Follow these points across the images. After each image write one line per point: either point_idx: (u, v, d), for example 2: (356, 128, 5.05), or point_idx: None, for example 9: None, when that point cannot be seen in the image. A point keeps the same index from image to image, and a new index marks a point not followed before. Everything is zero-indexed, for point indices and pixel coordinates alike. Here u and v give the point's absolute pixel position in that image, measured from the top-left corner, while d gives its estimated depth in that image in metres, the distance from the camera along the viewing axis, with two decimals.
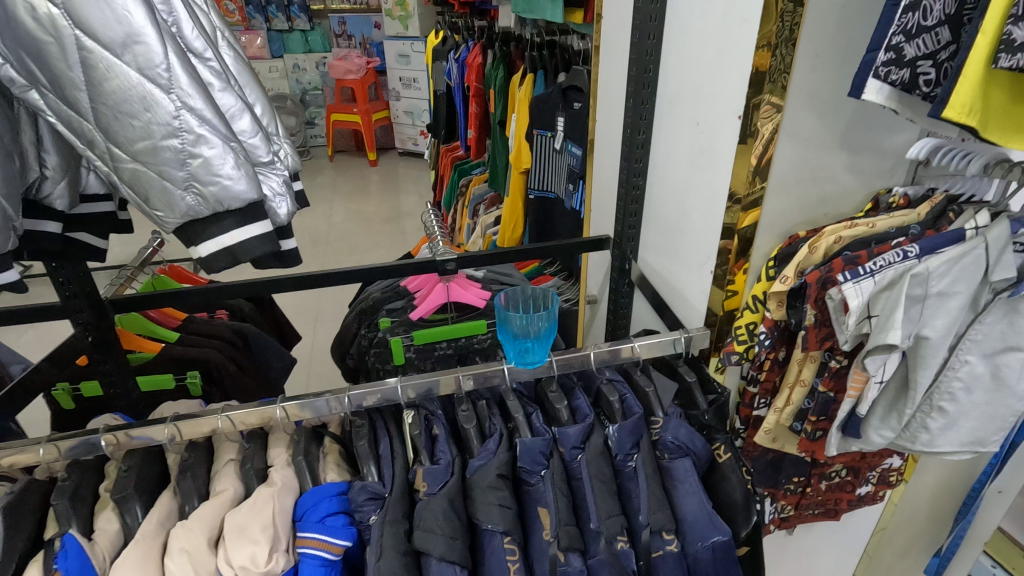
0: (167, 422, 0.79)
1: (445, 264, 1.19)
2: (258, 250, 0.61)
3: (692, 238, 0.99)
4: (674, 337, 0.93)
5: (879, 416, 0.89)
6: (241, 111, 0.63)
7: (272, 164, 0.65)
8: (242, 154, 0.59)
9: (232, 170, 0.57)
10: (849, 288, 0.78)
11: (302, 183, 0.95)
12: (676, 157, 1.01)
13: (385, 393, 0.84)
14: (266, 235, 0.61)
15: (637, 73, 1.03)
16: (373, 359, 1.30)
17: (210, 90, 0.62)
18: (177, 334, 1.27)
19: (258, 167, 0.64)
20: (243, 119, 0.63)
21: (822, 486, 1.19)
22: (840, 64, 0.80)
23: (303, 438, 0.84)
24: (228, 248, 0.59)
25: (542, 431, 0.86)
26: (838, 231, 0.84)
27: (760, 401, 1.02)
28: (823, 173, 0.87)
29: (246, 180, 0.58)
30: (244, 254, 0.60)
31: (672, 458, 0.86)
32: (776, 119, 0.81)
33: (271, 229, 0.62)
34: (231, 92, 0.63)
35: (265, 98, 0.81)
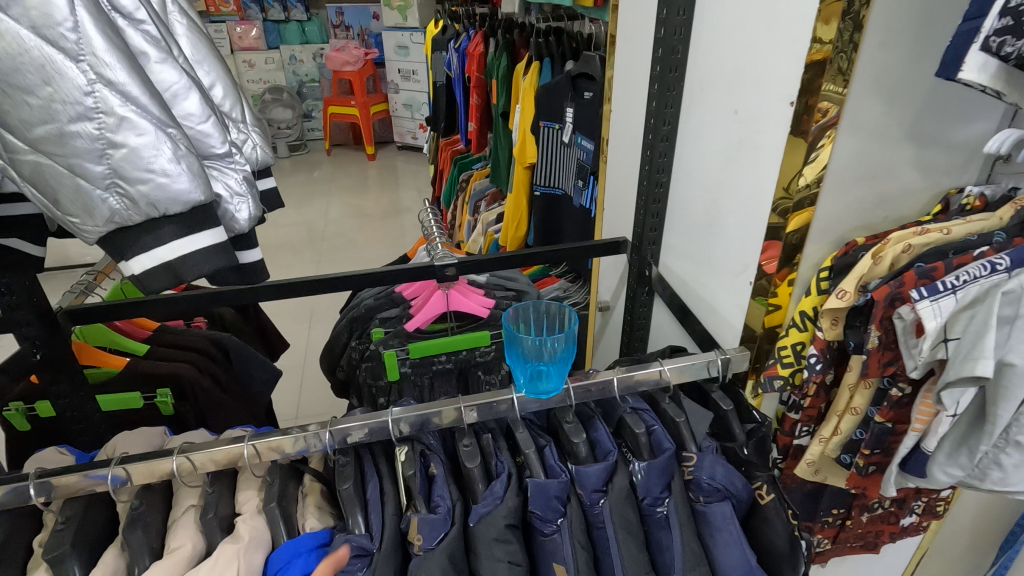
0: (111, 465, 0.67)
1: (444, 270, 1.07)
2: (206, 265, 0.53)
3: (726, 244, 0.86)
4: (708, 360, 0.81)
5: (945, 451, 0.76)
6: (187, 90, 0.53)
7: (227, 157, 0.56)
8: (183, 142, 0.50)
9: (167, 164, 0.48)
10: (926, 307, 0.65)
11: (273, 180, 0.80)
12: (706, 151, 0.88)
13: (376, 427, 0.71)
14: (218, 247, 0.54)
15: (663, 56, 0.90)
16: (363, 374, 1.16)
17: (144, 61, 0.50)
18: (147, 346, 1.14)
19: (210, 160, 0.55)
20: (189, 99, 0.53)
21: (863, 519, 1.06)
22: (913, 39, 0.66)
23: (276, 480, 0.71)
24: (168, 263, 0.51)
25: (557, 471, 0.74)
26: (906, 238, 0.72)
27: (802, 429, 0.89)
28: (887, 169, 0.74)
29: (187, 175, 0.49)
30: (190, 272, 0.52)
31: (707, 502, 0.75)
32: (836, 105, 0.67)
33: (225, 239, 0.55)
34: (173, 65, 0.52)
35: (227, 78, 0.68)
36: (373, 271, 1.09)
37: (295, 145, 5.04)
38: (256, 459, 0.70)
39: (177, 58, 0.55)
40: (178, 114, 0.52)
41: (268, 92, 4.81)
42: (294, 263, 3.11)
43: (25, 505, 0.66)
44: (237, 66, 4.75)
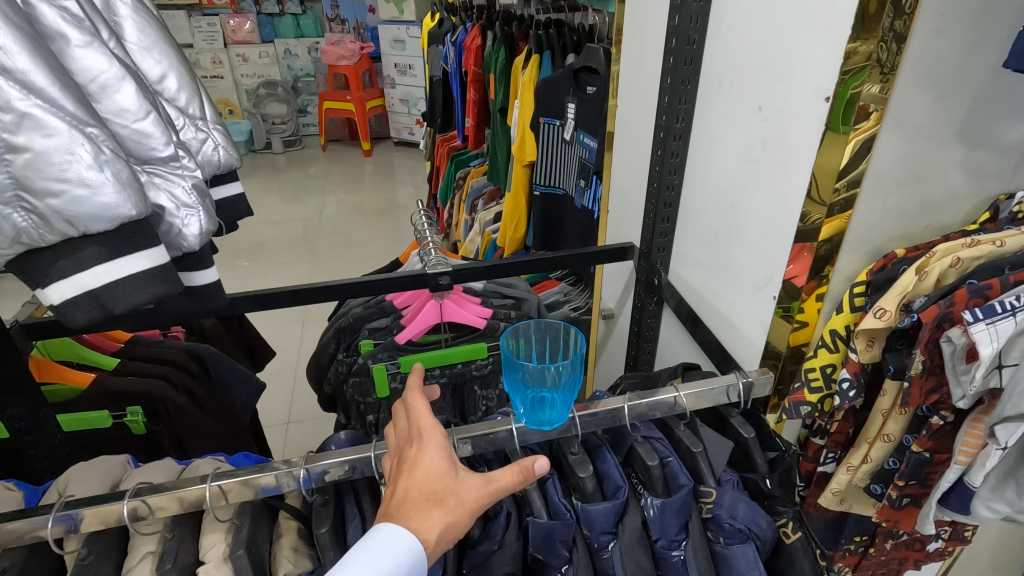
0: (53, 510, 0.59)
1: (438, 279, 0.99)
2: (138, 296, 0.45)
3: (747, 253, 0.78)
4: (728, 384, 0.73)
5: (990, 485, 0.67)
6: (119, 80, 0.46)
7: (171, 160, 0.50)
8: (107, 145, 0.42)
9: (85, 171, 0.41)
10: (981, 330, 0.57)
11: (241, 185, 0.72)
12: (725, 150, 0.80)
13: (358, 463, 0.64)
14: (156, 273, 0.45)
15: (676, 46, 0.82)
16: (350, 390, 1.09)
17: (65, 45, 0.44)
18: (117, 360, 1.05)
19: (151, 164, 0.49)
20: (123, 91, 0.47)
21: (886, 545, 0.93)
22: (969, 26, 0.59)
23: (245, 522, 0.63)
24: (91, 290, 0.43)
25: (562, 511, 0.66)
26: (955, 251, 0.65)
27: (828, 456, 0.82)
28: (932, 172, 0.66)
29: (111, 185, 0.42)
30: (119, 303, 0.44)
31: (728, 544, 0.67)
32: (879, 101, 0.60)
33: (166, 261, 0.46)
34: (100, 50, 0.46)
35: (181, 68, 0.60)
36: (361, 279, 1.01)
37: (290, 140, 4.93)
38: (221, 501, 0.62)
39: (106, 41, 0.48)
40: (110, 108, 0.46)
41: (262, 86, 4.70)
42: (286, 261, 3.02)
43: None
44: (231, 60, 4.64)
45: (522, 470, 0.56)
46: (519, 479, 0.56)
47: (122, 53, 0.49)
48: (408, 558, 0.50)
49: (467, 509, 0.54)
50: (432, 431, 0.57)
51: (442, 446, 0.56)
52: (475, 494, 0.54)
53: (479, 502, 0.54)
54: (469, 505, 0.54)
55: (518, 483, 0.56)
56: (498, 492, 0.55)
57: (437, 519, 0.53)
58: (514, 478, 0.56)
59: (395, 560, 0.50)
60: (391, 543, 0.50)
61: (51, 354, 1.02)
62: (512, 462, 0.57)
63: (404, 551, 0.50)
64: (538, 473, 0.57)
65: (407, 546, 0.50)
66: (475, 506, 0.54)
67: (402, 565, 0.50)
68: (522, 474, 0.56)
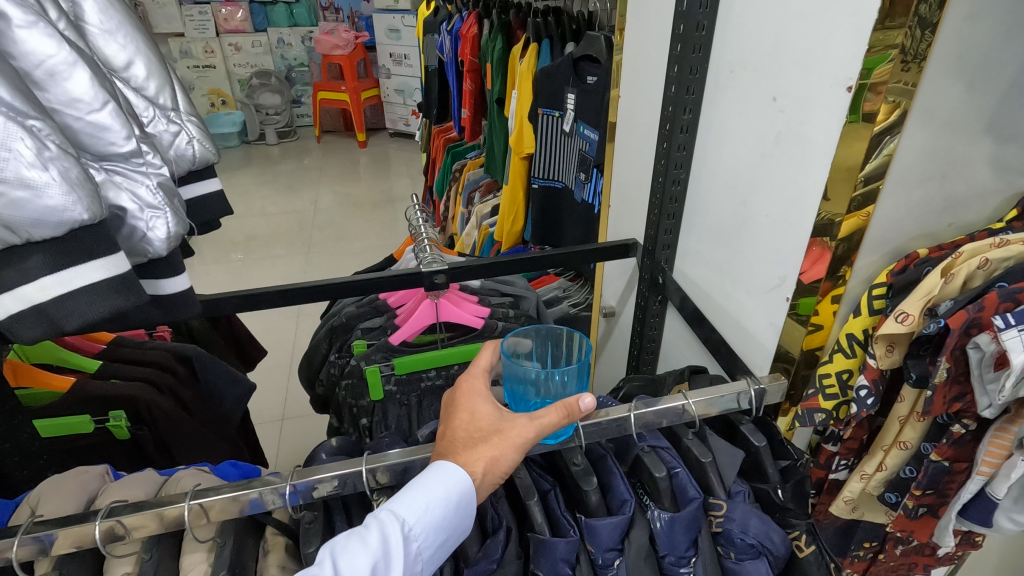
0: (20, 531, 0.55)
1: (433, 278, 0.95)
2: (94, 310, 0.41)
3: (758, 251, 0.74)
4: (738, 390, 0.70)
5: (1013, 496, 0.66)
6: (71, 66, 0.42)
7: (133, 155, 0.45)
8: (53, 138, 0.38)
9: (28, 169, 0.36)
10: (1012, 337, 0.54)
11: (221, 182, 0.68)
12: (736, 143, 0.76)
13: (349, 479, 0.60)
14: (114, 283, 0.41)
15: (684, 32, 0.77)
16: (344, 392, 1.04)
17: (8, 27, 0.40)
18: (99, 363, 1.01)
19: (112, 160, 0.45)
20: (75, 78, 0.42)
21: (897, 551, 0.89)
22: (1006, 9, 0.54)
23: (228, 541, 0.60)
24: (38, 305, 0.39)
25: (565, 527, 0.63)
26: (982, 251, 0.61)
27: (840, 463, 0.78)
28: (958, 166, 0.63)
29: (57, 185, 0.37)
30: (70, 319, 0.40)
31: (740, 559, 0.64)
32: (908, 91, 0.55)
33: (125, 269, 0.42)
34: (48, 33, 0.41)
35: (152, 54, 0.56)
36: (354, 278, 0.96)
37: (284, 131, 4.85)
38: (201, 520, 0.58)
39: (56, 23, 0.44)
40: (60, 98, 0.42)
41: (255, 76, 4.62)
42: (281, 254, 2.97)
43: None
44: (223, 49, 4.55)
45: (567, 407, 0.57)
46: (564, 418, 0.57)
47: (74, 35, 0.44)
48: (461, 489, 0.54)
49: (514, 447, 0.56)
50: (472, 379, 0.61)
51: (487, 393, 0.60)
52: (525, 431, 0.56)
53: (527, 438, 0.56)
54: (516, 443, 0.56)
55: (564, 418, 0.57)
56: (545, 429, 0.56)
57: (481, 455, 0.57)
58: (561, 415, 0.57)
59: (448, 488, 0.54)
60: (445, 475, 0.55)
61: (28, 358, 0.98)
62: (556, 400, 0.58)
63: (457, 482, 0.55)
64: (582, 411, 0.57)
65: (458, 477, 0.55)
66: (522, 442, 0.56)
67: (454, 494, 0.54)
68: (568, 412, 0.57)
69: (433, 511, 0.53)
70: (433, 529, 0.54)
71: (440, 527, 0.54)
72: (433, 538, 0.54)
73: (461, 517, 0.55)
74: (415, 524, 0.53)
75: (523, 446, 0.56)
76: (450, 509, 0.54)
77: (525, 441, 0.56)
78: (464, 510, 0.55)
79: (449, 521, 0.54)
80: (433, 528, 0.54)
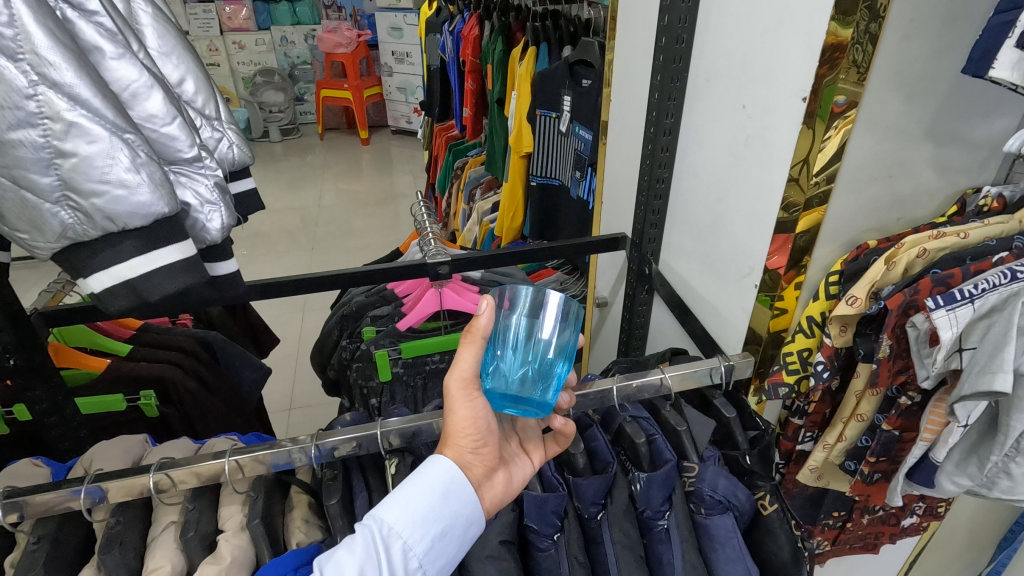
0: (85, 481, 0.64)
1: (437, 268, 1.03)
2: (172, 284, 0.48)
3: (731, 244, 0.82)
4: (712, 366, 0.78)
5: (954, 460, 0.72)
6: (149, 89, 0.50)
7: (196, 160, 0.53)
8: (142, 148, 0.46)
9: (125, 173, 0.44)
10: (941, 316, 0.62)
11: (253, 181, 0.77)
12: (712, 146, 0.84)
13: (366, 440, 0.68)
14: (186, 262, 0.49)
15: (666, 45, 0.85)
16: (354, 374, 1.12)
17: (100, 57, 0.48)
18: (129, 347, 1.10)
19: (180, 165, 0.53)
20: (151, 98, 0.50)
21: (863, 520, 0.97)
22: (938, 31, 0.62)
23: (261, 494, 0.68)
24: (128, 280, 0.46)
25: (555, 484, 0.72)
26: (922, 242, 0.69)
27: (805, 435, 0.87)
28: (903, 169, 0.71)
29: (146, 186, 0.45)
30: (152, 291, 0.47)
31: (709, 514, 0.72)
32: (854, 102, 0.64)
33: (194, 253, 0.50)
34: (131, 61, 0.49)
35: (198, 71, 0.64)
36: (363, 268, 1.05)
37: (287, 129, 4.93)
38: (238, 475, 0.67)
39: (137, 53, 0.52)
40: (140, 114, 0.50)
41: (259, 74, 4.69)
42: (286, 250, 3.05)
43: None
44: (227, 47, 4.62)
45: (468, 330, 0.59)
46: (473, 340, 0.59)
47: (148, 61, 0.53)
48: (440, 479, 0.58)
49: (451, 405, 0.61)
50: None
51: None
52: (454, 385, 0.61)
53: (453, 391, 0.61)
54: (450, 402, 0.62)
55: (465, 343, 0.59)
56: (459, 366, 0.61)
57: (444, 433, 0.63)
58: (466, 343, 0.59)
59: (428, 481, 0.58)
60: (423, 470, 0.59)
61: (68, 341, 1.08)
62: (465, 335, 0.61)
63: (436, 474, 0.59)
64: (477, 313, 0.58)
65: (440, 471, 0.59)
66: (452, 396, 0.61)
67: (435, 485, 0.58)
68: (468, 334, 0.59)
69: (419, 509, 0.56)
70: (421, 526, 0.56)
71: (427, 521, 0.56)
72: (422, 533, 0.56)
73: (448, 508, 0.58)
74: (399, 522, 0.55)
75: (459, 400, 0.61)
76: (434, 499, 0.57)
77: (456, 394, 0.61)
78: (448, 500, 0.58)
79: (437, 515, 0.57)
80: (420, 522, 0.56)
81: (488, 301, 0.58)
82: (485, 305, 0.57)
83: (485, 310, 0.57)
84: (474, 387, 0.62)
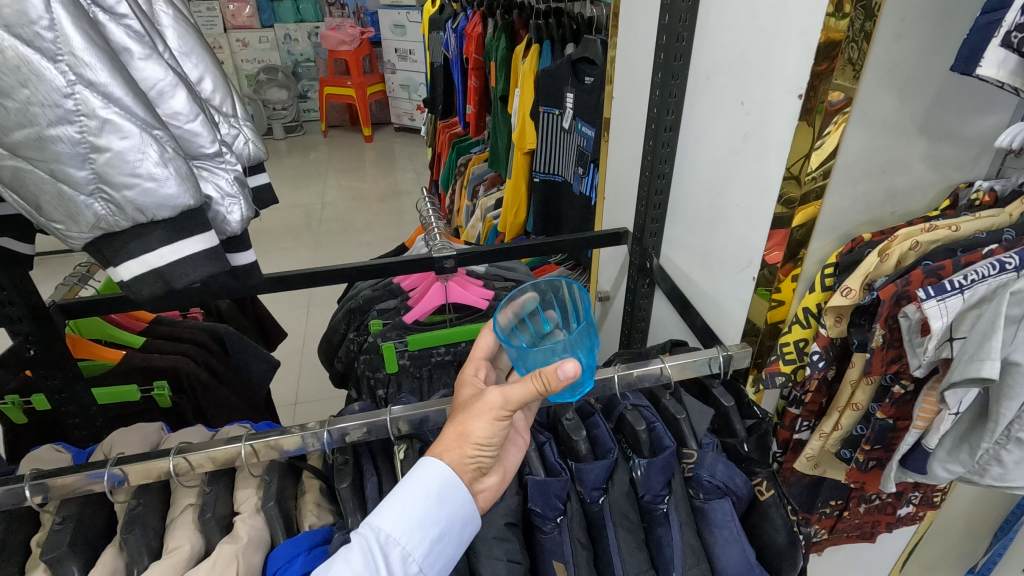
0: (107, 463, 0.66)
1: (443, 262, 1.06)
2: (196, 271, 0.51)
3: (730, 237, 0.84)
4: (710, 356, 0.80)
5: (946, 447, 0.74)
6: (174, 87, 0.53)
7: (218, 156, 0.56)
8: (170, 144, 0.48)
9: (154, 167, 0.47)
10: (932, 306, 0.64)
11: (267, 176, 0.81)
12: (711, 143, 0.86)
13: (376, 426, 0.71)
14: (209, 251, 0.52)
15: (667, 43, 0.87)
16: (362, 366, 1.14)
17: (129, 58, 0.51)
18: (142, 339, 1.14)
19: (203, 161, 0.55)
20: (177, 96, 0.53)
21: (859, 509, 0.99)
22: (929, 29, 0.64)
23: (275, 478, 0.71)
24: (156, 268, 0.49)
25: (558, 470, 0.74)
26: (914, 235, 0.72)
27: (802, 424, 0.89)
28: (897, 163, 0.73)
29: (173, 179, 0.48)
30: (178, 278, 0.50)
31: (707, 499, 0.74)
32: (849, 101, 0.66)
33: (216, 243, 0.53)
34: (158, 62, 0.52)
35: (214, 71, 0.67)
36: (371, 262, 1.07)
37: (291, 126, 4.96)
38: (253, 459, 0.69)
39: (162, 54, 0.55)
40: (166, 112, 0.53)
41: (262, 71, 4.69)
42: (290, 248, 3.08)
43: (21, 505, 0.66)
44: (231, 45, 4.64)
45: (539, 377, 0.57)
46: (542, 388, 0.57)
47: (172, 60, 0.55)
48: (434, 483, 0.58)
49: (479, 413, 0.60)
50: (480, 356, 0.73)
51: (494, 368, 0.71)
52: (494, 401, 0.59)
53: (489, 405, 0.59)
54: (481, 411, 0.60)
55: (537, 388, 0.58)
56: (510, 395, 0.59)
57: (451, 432, 0.61)
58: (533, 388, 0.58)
59: (421, 486, 0.58)
60: (416, 474, 0.58)
61: (83, 333, 1.11)
62: (533, 373, 0.58)
63: (429, 477, 0.58)
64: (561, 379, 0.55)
65: (433, 474, 0.58)
66: (488, 408, 0.59)
67: (428, 489, 0.58)
68: (543, 381, 0.57)
69: (413, 514, 0.57)
70: (417, 532, 0.57)
71: (424, 526, 0.57)
72: (419, 538, 0.57)
73: (443, 512, 0.58)
74: (395, 528, 0.56)
75: (488, 414, 0.60)
76: (428, 503, 0.57)
77: (491, 408, 0.59)
78: (444, 502, 0.58)
79: (432, 518, 0.58)
80: (417, 528, 0.57)
81: (575, 365, 0.56)
82: (574, 372, 0.56)
83: (574, 377, 0.56)
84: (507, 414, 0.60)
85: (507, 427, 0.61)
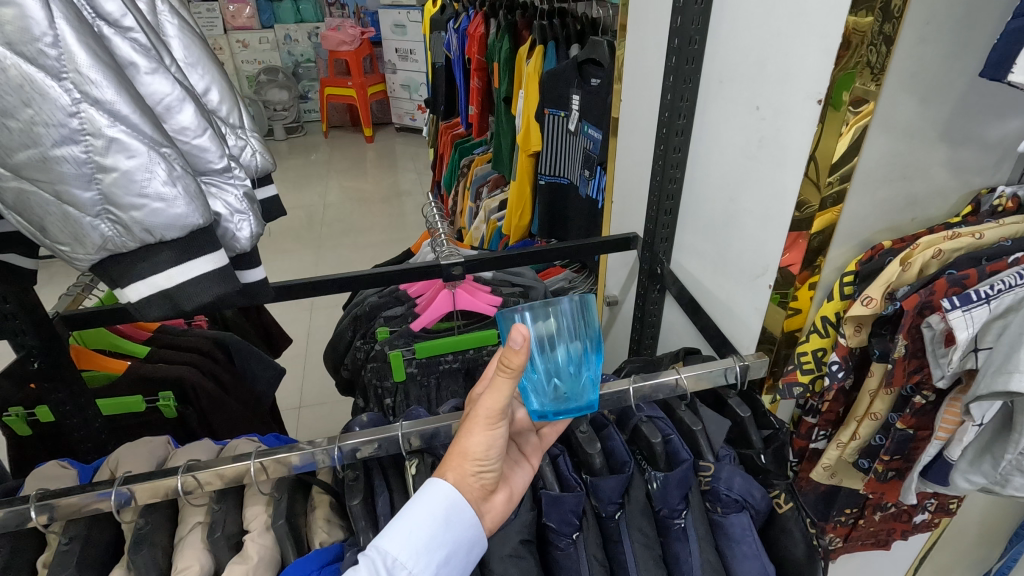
0: (114, 482, 0.65)
1: (450, 269, 1.04)
2: (205, 293, 0.50)
3: (746, 243, 0.82)
4: (726, 365, 0.79)
5: (968, 458, 0.71)
6: (181, 102, 0.51)
7: (226, 172, 0.55)
8: (179, 161, 0.47)
9: (162, 186, 0.46)
10: (958, 317, 0.63)
11: (273, 187, 0.79)
12: (724, 147, 0.84)
13: (387, 441, 0.69)
14: (219, 272, 0.50)
15: (680, 46, 0.85)
16: (369, 375, 1.13)
17: (135, 72, 0.49)
18: (147, 349, 1.13)
19: (211, 176, 0.54)
20: (184, 111, 0.51)
21: (875, 517, 0.97)
22: (952, 34, 0.63)
23: (284, 495, 0.69)
24: (165, 290, 0.48)
25: (572, 483, 0.73)
26: (937, 243, 0.71)
27: (818, 433, 0.87)
28: (917, 169, 0.72)
29: (183, 199, 0.46)
30: (187, 300, 0.49)
31: (725, 512, 0.72)
32: (868, 108, 0.64)
33: (226, 263, 0.51)
34: (164, 76, 0.50)
35: (219, 81, 0.65)
36: (376, 270, 1.06)
37: (292, 127, 4.95)
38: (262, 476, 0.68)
39: (169, 67, 0.54)
40: (173, 126, 0.51)
41: (263, 73, 4.68)
42: (292, 250, 3.06)
43: (25, 526, 0.64)
44: (230, 46, 4.62)
45: (504, 364, 0.56)
46: (509, 374, 0.56)
47: (180, 75, 0.54)
48: (441, 505, 0.56)
49: (471, 428, 0.58)
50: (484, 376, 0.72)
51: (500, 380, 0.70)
52: (479, 410, 0.58)
53: (477, 416, 0.58)
54: (472, 426, 0.59)
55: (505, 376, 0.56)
56: (488, 400, 0.57)
57: (451, 450, 0.60)
58: (504, 376, 0.56)
59: (428, 509, 0.56)
60: (421, 496, 0.57)
61: (87, 344, 1.10)
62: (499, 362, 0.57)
63: (436, 499, 0.57)
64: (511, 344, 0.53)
65: (441, 496, 0.57)
66: (477, 421, 0.58)
67: (436, 512, 0.56)
68: (506, 367, 0.55)
69: (420, 537, 0.55)
70: (422, 556, 0.55)
71: (431, 548, 0.55)
72: (426, 561, 0.55)
73: (450, 535, 0.56)
74: (403, 552, 0.54)
75: (480, 426, 0.58)
76: (435, 526, 0.56)
77: (479, 419, 0.58)
78: (451, 525, 0.57)
79: (439, 541, 0.56)
80: (424, 551, 0.55)
81: (522, 330, 0.53)
82: (523, 338, 0.53)
83: (524, 343, 0.53)
84: (498, 419, 0.59)
85: (502, 434, 0.59)
